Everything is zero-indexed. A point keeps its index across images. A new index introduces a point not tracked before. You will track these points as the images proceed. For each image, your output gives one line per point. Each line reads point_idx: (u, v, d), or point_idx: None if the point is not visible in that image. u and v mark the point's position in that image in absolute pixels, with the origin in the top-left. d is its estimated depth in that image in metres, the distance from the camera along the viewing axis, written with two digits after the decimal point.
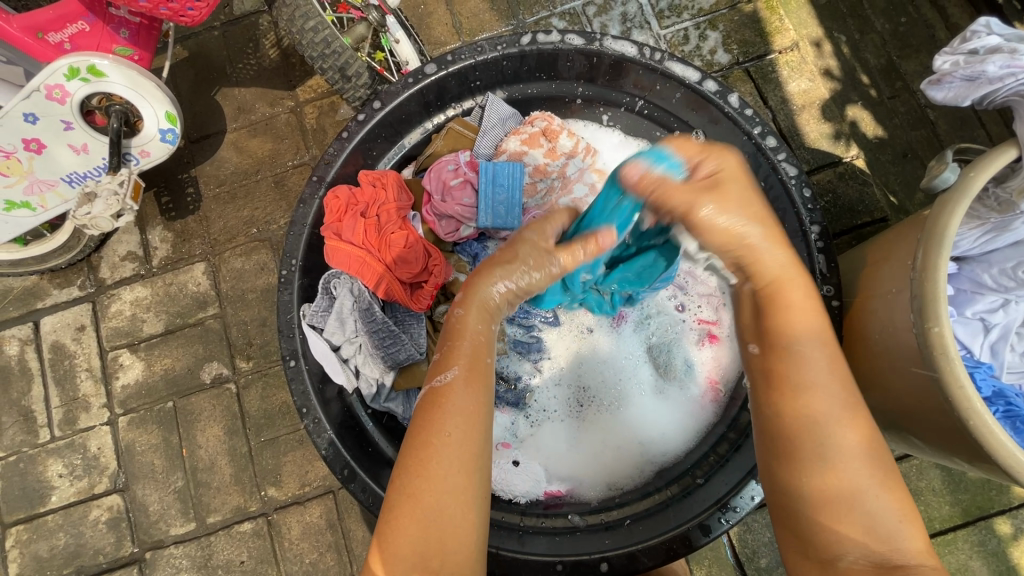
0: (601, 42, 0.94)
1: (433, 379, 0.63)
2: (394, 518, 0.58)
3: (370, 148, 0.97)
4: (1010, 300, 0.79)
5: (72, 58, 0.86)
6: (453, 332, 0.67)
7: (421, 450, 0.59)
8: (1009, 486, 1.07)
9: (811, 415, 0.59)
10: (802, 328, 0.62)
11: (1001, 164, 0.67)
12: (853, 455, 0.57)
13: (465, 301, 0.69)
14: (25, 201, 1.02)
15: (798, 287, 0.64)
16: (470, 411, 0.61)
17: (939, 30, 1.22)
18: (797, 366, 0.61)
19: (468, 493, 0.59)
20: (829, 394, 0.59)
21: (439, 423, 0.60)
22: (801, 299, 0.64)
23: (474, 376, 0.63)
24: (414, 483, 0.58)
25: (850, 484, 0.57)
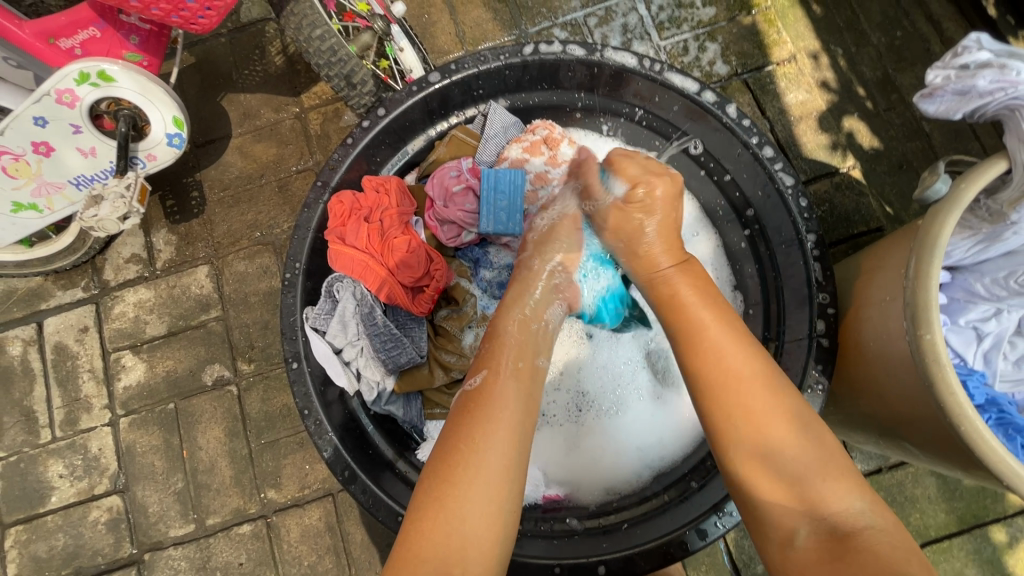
0: (602, 53, 0.95)
1: (465, 383, 0.69)
2: (421, 521, 0.59)
3: (374, 155, 0.98)
4: (1002, 308, 0.80)
5: (84, 63, 0.87)
6: (491, 338, 0.75)
7: (451, 454, 0.62)
8: (1004, 494, 1.08)
9: (742, 400, 0.62)
10: (701, 319, 0.68)
11: (991, 175, 0.68)
12: (792, 434, 0.61)
13: (501, 313, 0.78)
14: (32, 203, 1.03)
15: (699, 305, 0.70)
16: (503, 419, 0.65)
17: (934, 44, 1.24)
18: (704, 354, 0.65)
19: (496, 500, 0.60)
20: (746, 367, 0.64)
21: (469, 428, 0.63)
22: (696, 294, 0.72)
23: (503, 379, 0.69)
24: (441, 486, 0.60)
25: (800, 464, 0.59)
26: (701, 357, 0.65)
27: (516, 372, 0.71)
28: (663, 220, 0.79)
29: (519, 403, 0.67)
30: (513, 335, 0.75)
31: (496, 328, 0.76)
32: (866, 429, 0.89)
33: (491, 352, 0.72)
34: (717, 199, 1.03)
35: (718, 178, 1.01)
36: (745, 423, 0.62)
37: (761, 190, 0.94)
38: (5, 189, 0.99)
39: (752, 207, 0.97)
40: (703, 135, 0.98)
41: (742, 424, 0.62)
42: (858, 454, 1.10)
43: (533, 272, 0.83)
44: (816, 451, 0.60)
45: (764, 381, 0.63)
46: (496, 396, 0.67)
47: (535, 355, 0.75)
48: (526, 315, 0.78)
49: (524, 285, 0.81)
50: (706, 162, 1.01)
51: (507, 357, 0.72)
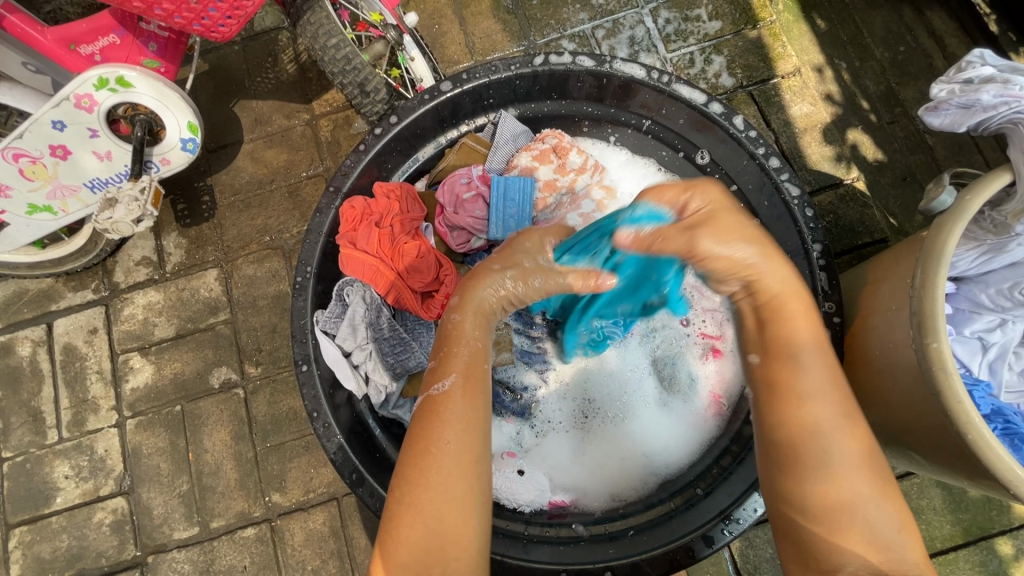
0: (611, 64, 0.96)
1: (432, 387, 0.65)
2: (397, 526, 0.59)
3: (385, 161, 1.00)
4: (1007, 319, 0.81)
5: (102, 69, 0.89)
6: (449, 338, 0.69)
7: (420, 459, 0.61)
8: (1009, 507, 1.09)
9: (812, 420, 0.62)
10: (798, 342, 0.66)
11: (995, 188, 0.69)
12: (850, 460, 0.60)
13: (461, 308, 0.71)
14: (47, 205, 1.05)
15: (797, 314, 0.68)
16: (467, 419, 0.63)
17: (936, 59, 1.26)
18: (790, 376, 0.65)
19: (468, 502, 0.60)
20: (823, 392, 0.63)
21: (437, 430, 0.62)
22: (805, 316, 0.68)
23: (467, 379, 0.65)
24: (413, 490, 0.60)
25: (848, 493, 0.59)
26: (784, 376, 0.65)
27: (479, 371, 0.67)
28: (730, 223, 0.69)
29: (482, 399, 0.65)
30: (473, 333, 0.69)
31: (455, 326, 0.70)
32: None
33: (450, 352, 0.68)
34: None
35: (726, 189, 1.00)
36: (811, 442, 0.62)
37: (766, 201, 0.94)
38: (22, 191, 1.00)
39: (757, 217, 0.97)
40: (710, 145, 0.99)
41: (812, 452, 0.61)
42: None
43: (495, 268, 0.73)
44: (864, 476, 0.60)
45: (840, 407, 0.63)
46: (460, 396, 0.64)
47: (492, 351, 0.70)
48: (483, 312, 0.71)
49: (482, 281, 0.72)
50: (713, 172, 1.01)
51: (468, 356, 0.68)
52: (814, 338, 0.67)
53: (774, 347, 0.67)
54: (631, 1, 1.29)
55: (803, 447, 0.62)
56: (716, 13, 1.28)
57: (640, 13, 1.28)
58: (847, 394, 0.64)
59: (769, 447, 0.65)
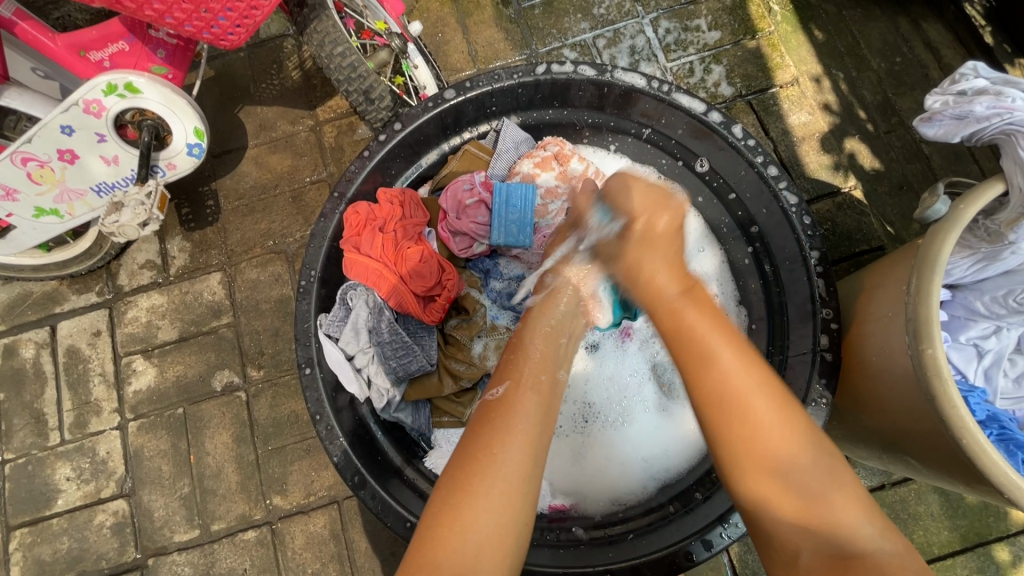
0: (611, 73, 0.97)
1: (487, 394, 0.70)
2: (439, 526, 0.59)
3: (389, 167, 1.01)
4: (1002, 326, 0.83)
5: (111, 75, 0.90)
6: (515, 349, 0.77)
7: (469, 464, 0.62)
8: (1007, 513, 1.09)
9: (753, 421, 0.60)
10: (701, 334, 0.64)
11: (988, 198, 0.71)
12: (796, 462, 0.59)
13: (526, 326, 0.80)
14: (54, 208, 1.06)
15: (688, 314, 0.65)
16: (525, 430, 0.66)
17: (932, 70, 1.28)
18: (706, 372, 0.62)
19: (510, 514, 0.60)
20: (747, 386, 0.61)
21: (492, 437, 0.64)
22: (702, 311, 0.65)
23: (523, 389, 0.70)
24: (458, 495, 0.60)
25: (804, 498, 0.58)
26: (704, 373, 0.62)
27: (538, 383, 0.71)
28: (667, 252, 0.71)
29: (538, 412, 0.68)
30: (538, 347, 0.76)
31: (523, 340, 0.78)
32: (870, 444, 0.91)
33: (515, 363, 0.74)
34: (722, 216, 1.05)
35: (726, 198, 1.03)
36: (754, 446, 0.60)
37: (765, 208, 0.96)
38: (30, 195, 1.02)
39: (757, 224, 0.99)
40: (710, 153, 1.00)
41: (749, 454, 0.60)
42: (862, 470, 1.11)
43: (551, 291, 0.85)
44: (824, 480, 0.59)
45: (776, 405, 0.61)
46: (517, 404, 0.68)
47: (556, 368, 0.76)
48: (550, 329, 0.79)
49: (550, 300, 0.84)
50: (713, 180, 1.03)
51: (531, 368, 0.73)
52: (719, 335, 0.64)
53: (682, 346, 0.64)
54: (631, 11, 1.31)
55: (743, 448, 0.60)
56: (715, 23, 1.30)
57: (641, 23, 1.30)
58: (770, 395, 0.61)
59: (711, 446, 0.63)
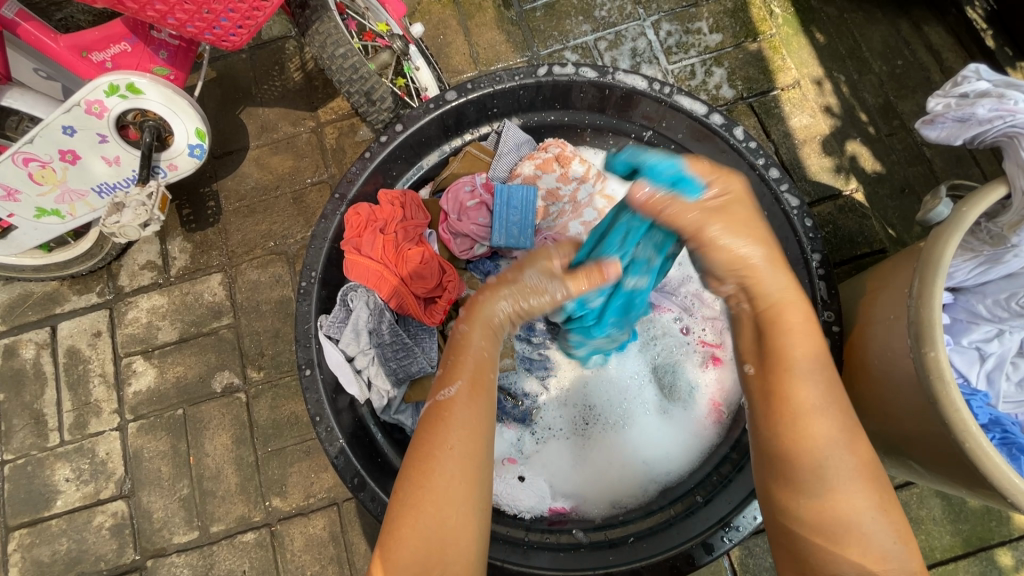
0: (613, 75, 0.98)
1: (437, 394, 0.65)
2: (400, 526, 0.59)
3: (390, 169, 1.01)
4: (1005, 330, 0.82)
5: (113, 76, 0.91)
6: (457, 348, 0.70)
7: (423, 461, 0.61)
8: (1009, 518, 1.09)
9: (813, 433, 0.60)
10: (801, 356, 0.64)
11: (991, 200, 0.71)
12: (850, 477, 0.59)
13: (469, 321, 0.72)
14: (55, 208, 1.06)
15: (795, 314, 0.66)
16: (473, 426, 0.63)
17: (934, 73, 1.28)
18: (793, 389, 0.62)
19: (465, 512, 0.60)
20: (823, 400, 0.62)
21: (443, 436, 0.62)
22: (802, 327, 0.66)
23: (469, 387, 0.65)
24: (416, 493, 0.60)
25: (847, 508, 0.58)
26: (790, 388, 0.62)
27: (485, 380, 0.67)
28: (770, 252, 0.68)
29: (485, 408, 0.65)
30: (481, 344, 0.70)
31: (463, 336, 0.71)
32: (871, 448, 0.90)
33: (458, 360, 0.68)
34: None
35: None
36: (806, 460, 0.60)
37: (766, 210, 0.96)
38: (31, 195, 1.02)
39: None
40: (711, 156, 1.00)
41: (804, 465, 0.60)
42: None
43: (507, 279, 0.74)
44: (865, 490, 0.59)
45: (837, 421, 0.61)
46: (466, 404, 0.64)
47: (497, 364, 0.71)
48: (492, 324, 0.72)
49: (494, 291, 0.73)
50: None
51: (472, 364, 0.68)
52: (812, 349, 0.65)
53: (774, 357, 0.64)
54: (633, 14, 1.31)
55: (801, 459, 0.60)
56: (717, 26, 1.30)
57: (642, 25, 1.30)
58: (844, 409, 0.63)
59: (764, 459, 0.64)
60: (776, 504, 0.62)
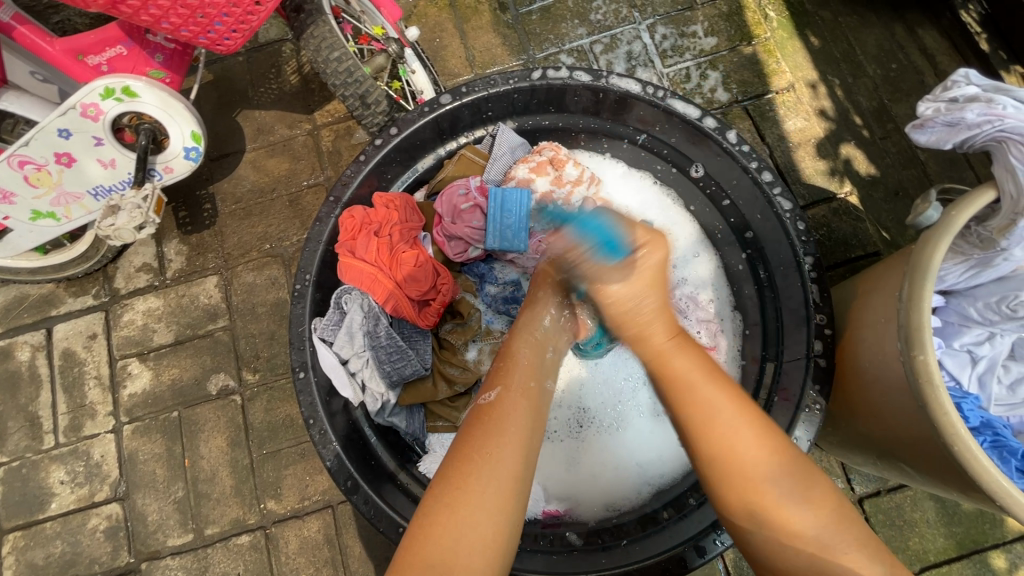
0: (607, 79, 0.98)
1: (479, 398, 0.69)
2: (432, 523, 0.60)
3: (385, 172, 1.01)
4: (995, 333, 0.83)
5: (109, 79, 0.91)
6: (505, 359, 0.75)
7: (461, 461, 0.62)
8: (1003, 520, 1.09)
9: (739, 460, 0.64)
10: (693, 378, 0.68)
11: (980, 204, 0.71)
12: (796, 502, 0.62)
13: (514, 334, 0.78)
14: (51, 211, 1.06)
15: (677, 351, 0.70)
16: (518, 431, 0.66)
17: (928, 76, 1.28)
18: (700, 411, 0.66)
19: (502, 514, 0.60)
20: (733, 418, 0.65)
21: (486, 436, 0.64)
22: (687, 352, 0.71)
23: (516, 396, 0.69)
24: (453, 493, 0.61)
25: (800, 530, 0.61)
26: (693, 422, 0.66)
27: (527, 390, 0.71)
28: (659, 288, 0.74)
29: (528, 420, 0.68)
30: (526, 356, 0.75)
31: (510, 349, 0.76)
32: (865, 450, 0.90)
33: (506, 370, 0.72)
34: (717, 222, 1.06)
35: (720, 202, 1.04)
36: (743, 480, 0.63)
37: (760, 213, 0.96)
38: (27, 198, 1.02)
39: (751, 229, 1.00)
40: (705, 159, 1.01)
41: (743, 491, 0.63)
42: (857, 476, 1.11)
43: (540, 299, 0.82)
44: (816, 504, 0.62)
45: (755, 438, 0.65)
46: (509, 410, 0.67)
47: (543, 377, 0.75)
48: (537, 340, 0.78)
49: (533, 311, 0.80)
50: (707, 185, 1.04)
51: (520, 376, 0.72)
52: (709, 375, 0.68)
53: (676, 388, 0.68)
54: (629, 17, 1.31)
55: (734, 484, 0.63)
56: (712, 29, 1.30)
57: (637, 29, 1.30)
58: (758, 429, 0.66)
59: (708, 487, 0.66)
60: (733, 526, 0.65)
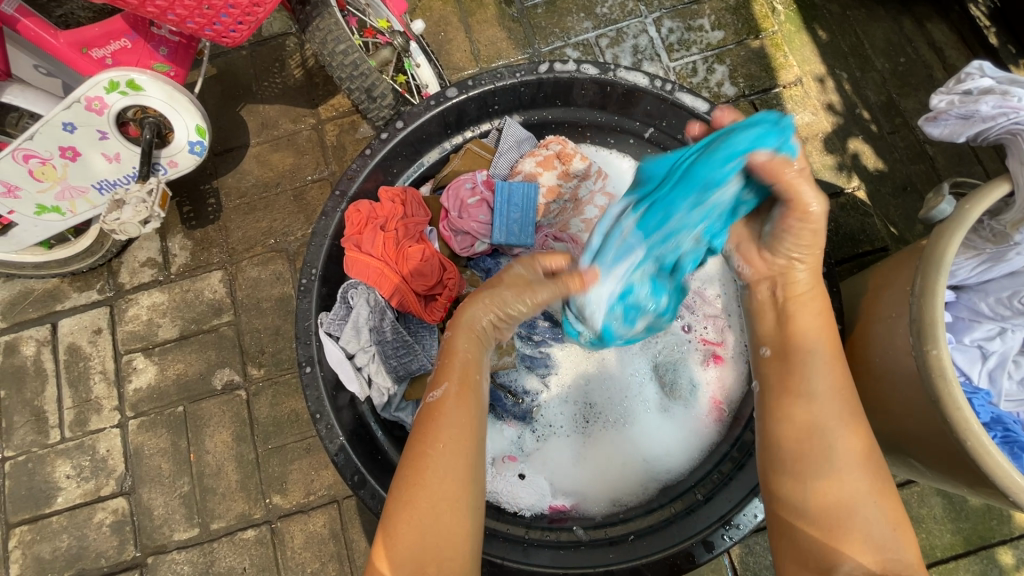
0: (615, 72, 0.97)
1: (427, 395, 0.67)
2: (394, 527, 0.59)
3: (390, 166, 1.01)
4: (1007, 328, 0.82)
5: (114, 73, 0.91)
6: (446, 351, 0.72)
7: (416, 461, 0.62)
8: (1010, 516, 1.09)
9: (808, 417, 0.64)
10: (813, 340, 0.70)
11: (994, 198, 0.70)
12: (848, 463, 0.61)
13: (455, 326, 0.74)
14: (55, 206, 1.06)
15: (815, 306, 0.73)
16: (465, 426, 0.65)
17: (937, 70, 1.27)
18: (805, 364, 0.68)
19: (461, 508, 0.61)
20: (831, 390, 0.66)
21: (435, 435, 0.63)
22: (814, 318, 0.72)
23: (459, 390, 0.67)
24: (409, 491, 0.60)
25: (845, 492, 0.60)
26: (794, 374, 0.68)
27: (472, 383, 0.69)
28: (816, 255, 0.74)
29: (473, 408, 0.67)
30: (467, 348, 0.72)
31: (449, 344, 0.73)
32: None
33: (447, 363, 0.70)
34: None
35: None
36: (808, 440, 0.63)
37: None
38: (31, 192, 1.02)
39: None
40: None
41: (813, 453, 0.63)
42: None
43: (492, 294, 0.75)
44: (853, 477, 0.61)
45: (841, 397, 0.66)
46: (454, 402, 0.66)
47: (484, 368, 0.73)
48: (475, 335, 0.74)
49: (484, 304, 0.75)
50: None
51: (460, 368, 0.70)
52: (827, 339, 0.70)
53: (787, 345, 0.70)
54: (634, 11, 1.30)
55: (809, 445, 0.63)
56: (719, 23, 1.29)
57: (644, 22, 1.29)
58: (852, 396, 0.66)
59: (775, 455, 0.65)
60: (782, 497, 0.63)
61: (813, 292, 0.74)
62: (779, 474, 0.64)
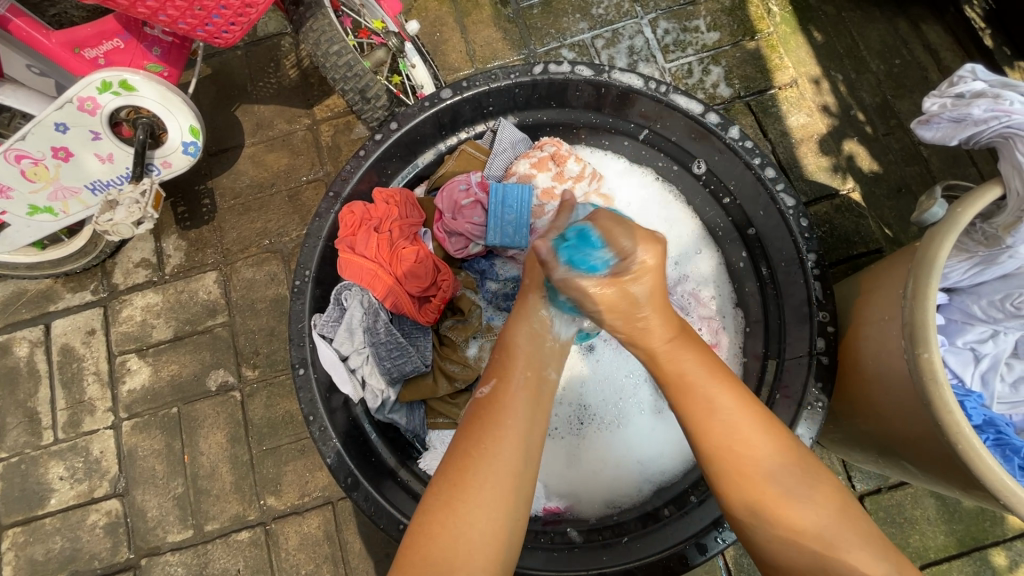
0: (609, 74, 0.97)
1: (477, 391, 0.68)
2: (428, 524, 0.59)
3: (385, 167, 1.01)
4: (999, 330, 0.82)
5: (106, 73, 0.90)
6: (506, 345, 0.72)
7: (461, 460, 0.62)
8: (1004, 518, 1.09)
9: (737, 459, 0.63)
10: (700, 378, 0.66)
11: (986, 201, 0.70)
12: (797, 495, 0.61)
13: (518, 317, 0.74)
14: (48, 206, 1.06)
15: (689, 359, 0.67)
16: (515, 428, 0.64)
17: (932, 72, 1.28)
18: (698, 420, 0.64)
19: (502, 512, 0.60)
20: (745, 430, 0.63)
21: (481, 435, 0.63)
22: (698, 354, 0.68)
23: (514, 388, 0.67)
24: (450, 490, 0.60)
25: (804, 525, 0.60)
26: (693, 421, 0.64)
27: (530, 381, 0.68)
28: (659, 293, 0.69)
29: (530, 410, 0.66)
30: (528, 342, 0.71)
31: (507, 338, 0.72)
32: (866, 448, 0.90)
33: (506, 360, 0.70)
34: (720, 217, 1.05)
35: (720, 199, 1.04)
36: (765, 498, 0.61)
37: (763, 210, 0.95)
38: (24, 192, 1.01)
39: (754, 226, 0.99)
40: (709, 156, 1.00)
41: (750, 492, 0.62)
42: (858, 474, 1.11)
43: (531, 284, 0.77)
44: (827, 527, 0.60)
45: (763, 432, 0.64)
46: (509, 403, 0.66)
47: (547, 364, 0.71)
48: (536, 327, 0.73)
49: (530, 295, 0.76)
50: (709, 181, 1.04)
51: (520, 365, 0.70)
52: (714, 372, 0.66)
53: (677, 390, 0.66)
54: (630, 11, 1.30)
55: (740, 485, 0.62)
56: (714, 24, 1.29)
57: (639, 23, 1.29)
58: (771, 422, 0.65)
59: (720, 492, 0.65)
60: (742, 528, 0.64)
61: (676, 343, 0.68)
62: (753, 530, 0.63)
